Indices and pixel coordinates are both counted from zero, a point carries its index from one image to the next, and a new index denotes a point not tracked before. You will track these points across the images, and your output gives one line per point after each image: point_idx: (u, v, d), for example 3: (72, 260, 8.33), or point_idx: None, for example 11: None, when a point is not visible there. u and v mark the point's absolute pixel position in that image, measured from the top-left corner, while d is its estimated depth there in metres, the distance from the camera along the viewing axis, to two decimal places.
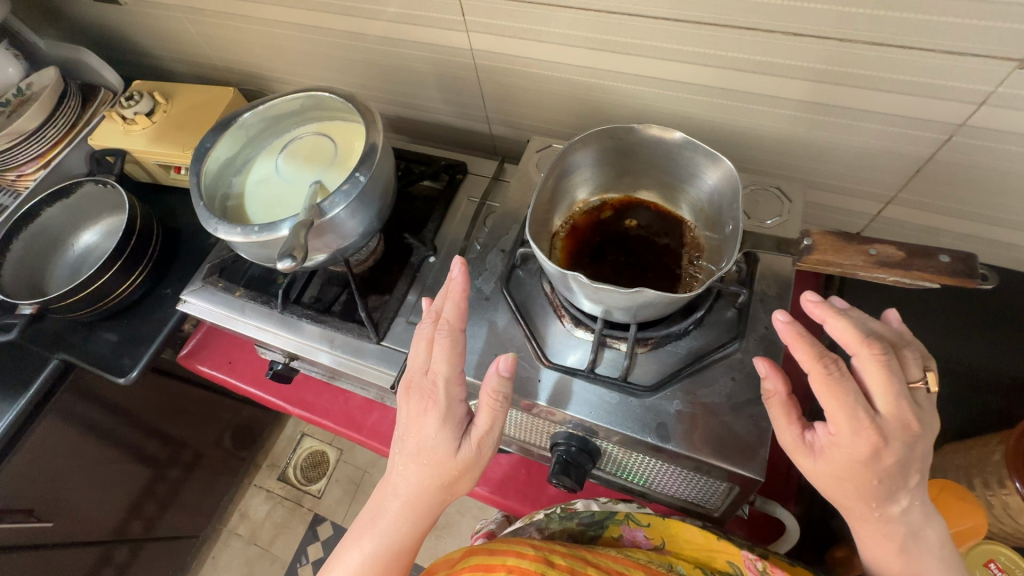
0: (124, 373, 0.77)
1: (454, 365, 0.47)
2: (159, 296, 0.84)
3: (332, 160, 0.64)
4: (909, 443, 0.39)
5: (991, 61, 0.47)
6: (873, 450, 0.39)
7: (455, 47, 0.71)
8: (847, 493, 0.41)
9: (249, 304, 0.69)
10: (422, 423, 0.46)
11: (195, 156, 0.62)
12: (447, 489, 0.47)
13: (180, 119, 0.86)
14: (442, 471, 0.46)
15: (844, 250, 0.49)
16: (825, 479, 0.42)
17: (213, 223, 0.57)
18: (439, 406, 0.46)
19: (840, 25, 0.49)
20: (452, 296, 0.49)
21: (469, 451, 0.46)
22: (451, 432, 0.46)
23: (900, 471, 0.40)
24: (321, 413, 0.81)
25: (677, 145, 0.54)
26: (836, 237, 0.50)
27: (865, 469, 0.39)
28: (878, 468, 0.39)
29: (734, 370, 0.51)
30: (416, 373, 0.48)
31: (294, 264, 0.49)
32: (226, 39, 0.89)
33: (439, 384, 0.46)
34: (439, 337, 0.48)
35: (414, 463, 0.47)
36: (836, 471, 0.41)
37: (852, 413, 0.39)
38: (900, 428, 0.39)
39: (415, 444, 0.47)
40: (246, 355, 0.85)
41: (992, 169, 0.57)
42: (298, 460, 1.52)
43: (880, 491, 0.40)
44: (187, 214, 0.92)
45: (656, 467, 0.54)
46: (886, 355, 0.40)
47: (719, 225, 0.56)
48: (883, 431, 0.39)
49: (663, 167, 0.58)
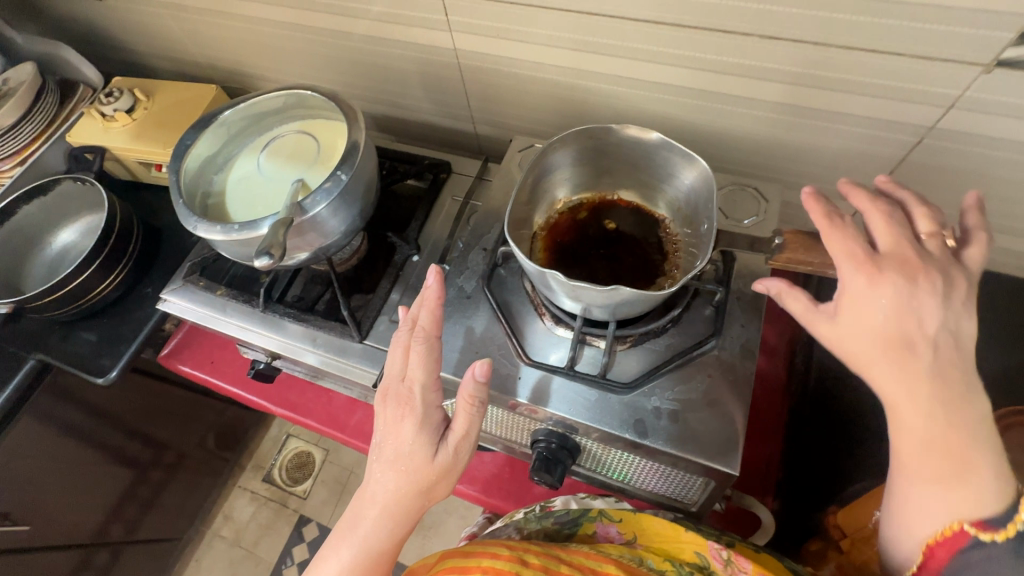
0: (103, 374, 0.76)
1: (430, 371, 0.48)
2: (139, 295, 0.83)
3: (314, 159, 0.64)
4: (920, 274, 0.39)
5: (958, 65, 0.49)
6: (876, 275, 0.40)
7: (438, 46, 0.71)
8: (869, 343, 0.39)
9: (231, 304, 0.68)
10: (399, 428, 0.47)
11: (174, 154, 0.61)
12: (425, 494, 0.47)
13: (160, 117, 0.85)
14: (419, 476, 0.46)
15: (816, 248, 0.47)
16: (848, 335, 0.40)
17: (192, 221, 0.57)
18: (415, 412, 0.47)
19: (812, 28, 0.50)
20: (428, 304, 0.51)
21: (447, 455, 0.47)
22: (429, 437, 0.47)
23: (916, 303, 0.39)
24: (304, 413, 0.78)
25: (654, 145, 0.55)
26: (806, 235, 0.49)
27: (892, 327, 0.38)
28: (891, 296, 0.39)
29: (712, 367, 0.50)
30: (392, 380, 0.49)
31: (272, 261, 0.49)
32: (209, 35, 0.88)
33: (415, 391, 0.48)
34: (414, 344, 0.49)
35: (392, 470, 0.47)
36: (855, 317, 0.40)
37: (852, 245, 0.41)
38: (904, 257, 0.40)
39: (392, 451, 0.47)
40: (229, 355, 0.84)
41: (961, 171, 0.58)
42: (284, 461, 1.51)
43: (900, 328, 0.38)
44: (167, 212, 0.91)
45: (634, 464, 0.55)
46: (887, 211, 0.43)
47: (696, 223, 0.57)
48: (883, 258, 0.40)
49: (642, 168, 0.59)
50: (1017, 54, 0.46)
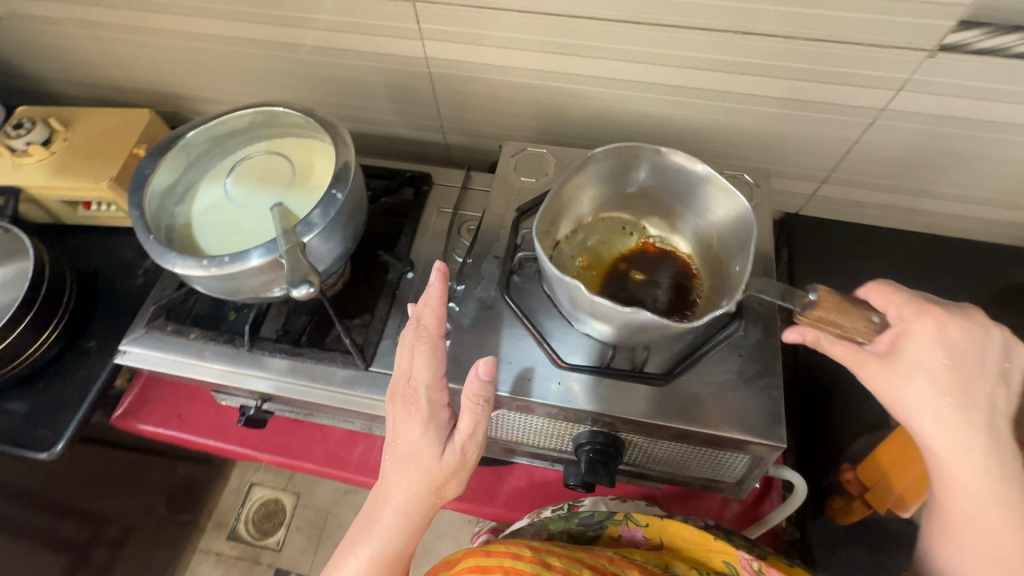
0: (47, 447, 0.66)
1: (435, 371, 0.47)
2: (81, 351, 0.73)
3: (292, 180, 0.59)
4: (976, 337, 0.42)
5: (907, 52, 0.55)
6: (937, 325, 0.42)
7: (409, 55, 0.70)
8: (927, 391, 0.41)
9: (207, 346, 0.62)
10: (405, 429, 0.45)
11: (133, 185, 0.55)
12: (436, 493, 0.45)
13: (85, 148, 0.76)
14: (428, 476, 0.44)
15: (849, 312, 0.46)
16: (902, 385, 0.42)
17: (169, 258, 0.52)
18: (422, 412, 0.45)
19: (778, 23, 0.55)
20: (432, 303, 0.49)
21: (453, 455, 0.45)
22: (435, 437, 0.45)
23: (973, 360, 0.42)
24: (297, 456, 0.72)
25: (695, 176, 0.55)
26: (841, 295, 0.46)
27: (945, 373, 0.41)
28: (952, 350, 0.42)
29: (741, 347, 0.52)
30: (398, 381, 0.48)
31: (313, 289, 0.48)
32: (139, 56, 0.80)
33: (420, 391, 0.46)
34: (418, 344, 0.47)
35: (400, 470, 0.45)
36: (913, 365, 0.42)
37: (907, 300, 0.44)
38: (964, 317, 0.43)
39: (399, 451, 0.45)
40: (198, 405, 0.75)
41: (907, 147, 0.65)
42: (250, 513, 1.38)
43: (957, 380, 0.41)
44: (101, 254, 0.81)
45: (686, 453, 0.52)
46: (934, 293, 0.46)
47: (725, 263, 0.55)
48: (942, 313, 0.43)
49: (676, 196, 0.58)
50: (957, 39, 0.52)
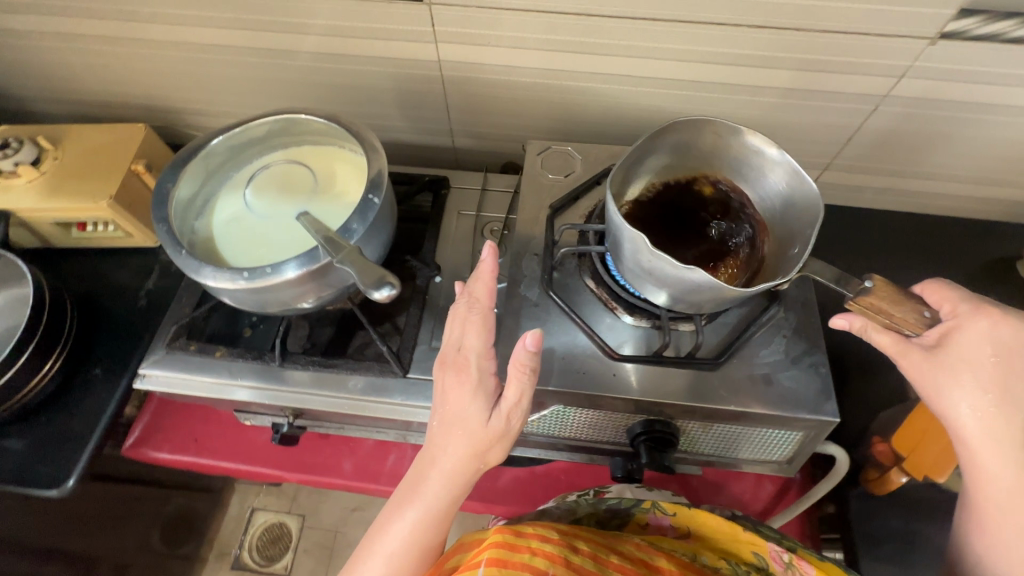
0: (57, 484, 0.62)
1: (486, 340, 0.46)
2: (85, 380, 0.69)
3: (317, 187, 0.58)
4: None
5: (908, 40, 0.58)
6: (987, 324, 0.45)
7: (421, 59, 0.69)
8: (969, 384, 0.44)
9: (235, 363, 0.60)
10: (452, 393, 0.45)
11: (155, 200, 0.53)
12: (479, 459, 0.45)
13: (78, 166, 0.72)
14: (473, 440, 0.44)
15: (902, 304, 0.47)
16: (945, 377, 0.45)
17: (201, 271, 0.50)
18: (471, 378, 0.45)
19: (790, 16, 0.58)
20: (484, 278, 0.48)
21: (499, 421, 0.44)
22: (481, 402, 0.44)
23: (1021, 359, 0.44)
24: (325, 472, 0.70)
25: (767, 157, 0.55)
26: (893, 285, 0.47)
27: (988, 370, 0.44)
28: (1000, 348, 0.44)
29: (783, 328, 0.54)
30: (448, 349, 0.47)
31: (394, 291, 0.46)
32: (131, 69, 0.77)
33: (470, 359, 0.45)
34: (470, 315, 0.47)
35: (445, 433, 0.45)
36: (958, 360, 0.45)
37: (959, 300, 0.47)
38: (1018, 318, 0.45)
39: (445, 414, 0.45)
40: (215, 428, 0.72)
41: (906, 131, 0.68)
42: (253, 539, 1.33)
43: (1001, 376, 0.44)
44: (98, 277, 0.77)
45: (736, 435, 0.54)
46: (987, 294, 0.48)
47: (780, 241, 0.56)
48: (994, 314, 0.45)
49: (739, 170, 0.58)
50: (957, 27, 0.55)
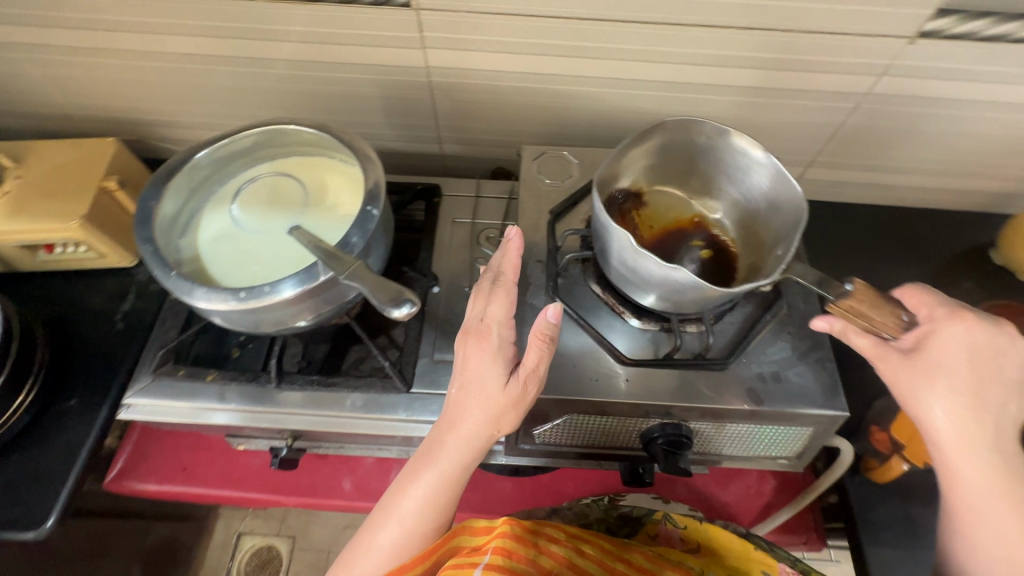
0: (34, 526, 0.58)
1: (508, 310, 0.45)
2: (60, 412, 0.65)
3: (309, 199, 0.56)
4: (1001, 345, 0.45)
5: (889, 40, 0.59)
6: (963, 329, 0.45)
7: (408, 65, 0.68)
8: (945, 388, 0.44)
9: (228, 386, 0.57)
10: (471, 360, 0.44)
11: (139, 220, 0.50)
12: (494, 425, 0.44)
13: (44, 184, 0.68)
14: (490, 406, 0.43)
15: (881, 307, 0.48)
16: (920, 380, 0.45)
17: (193, 292, 0.47)
18: (491, 345, 0.44)
19: (777, 18, 0.59)
20: (512, 255, 0.47)
21: (516, 389, 0.43)
22: (500, 369, 0.43)
23: (995, 366, 0.44)
24: (325, 494, 0.67)
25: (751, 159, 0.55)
26: (873, 288, 0.48)
27: (964, 375, 0.44)
28: (975, 353, 0.44)
29: (788, 325, 0.55)
30: (471, 320, 0.46)
31: (413, 308, 0.44)
32: (98, 81, 0.73)
33: (492, 328, 0.44)
34: (495, 289, 0.46)
35: (462, 399, 0.44)
36: (934, 363, 0.45)
37: (936, 305, 0.47)
38: (993, 324, 0.45)
39: (463, 380, 0.44)
40: (205, 455, 0.69)
41: (885, 127, 0.70)
42: (241, 565, 1.27)
43: (976, 381, 0.44)
44: (69, 301, 0.72)
45: (748, 434, 0.54)
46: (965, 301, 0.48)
47: (768, 243, 0.57)
48: (969, 319, 0.45)
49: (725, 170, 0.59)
50: (933, 26, 0.58)
